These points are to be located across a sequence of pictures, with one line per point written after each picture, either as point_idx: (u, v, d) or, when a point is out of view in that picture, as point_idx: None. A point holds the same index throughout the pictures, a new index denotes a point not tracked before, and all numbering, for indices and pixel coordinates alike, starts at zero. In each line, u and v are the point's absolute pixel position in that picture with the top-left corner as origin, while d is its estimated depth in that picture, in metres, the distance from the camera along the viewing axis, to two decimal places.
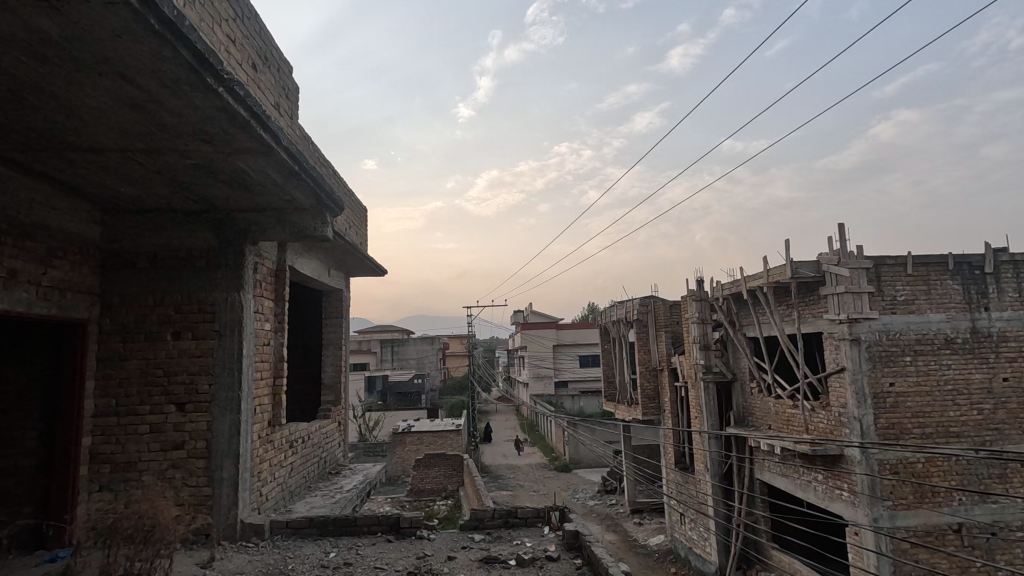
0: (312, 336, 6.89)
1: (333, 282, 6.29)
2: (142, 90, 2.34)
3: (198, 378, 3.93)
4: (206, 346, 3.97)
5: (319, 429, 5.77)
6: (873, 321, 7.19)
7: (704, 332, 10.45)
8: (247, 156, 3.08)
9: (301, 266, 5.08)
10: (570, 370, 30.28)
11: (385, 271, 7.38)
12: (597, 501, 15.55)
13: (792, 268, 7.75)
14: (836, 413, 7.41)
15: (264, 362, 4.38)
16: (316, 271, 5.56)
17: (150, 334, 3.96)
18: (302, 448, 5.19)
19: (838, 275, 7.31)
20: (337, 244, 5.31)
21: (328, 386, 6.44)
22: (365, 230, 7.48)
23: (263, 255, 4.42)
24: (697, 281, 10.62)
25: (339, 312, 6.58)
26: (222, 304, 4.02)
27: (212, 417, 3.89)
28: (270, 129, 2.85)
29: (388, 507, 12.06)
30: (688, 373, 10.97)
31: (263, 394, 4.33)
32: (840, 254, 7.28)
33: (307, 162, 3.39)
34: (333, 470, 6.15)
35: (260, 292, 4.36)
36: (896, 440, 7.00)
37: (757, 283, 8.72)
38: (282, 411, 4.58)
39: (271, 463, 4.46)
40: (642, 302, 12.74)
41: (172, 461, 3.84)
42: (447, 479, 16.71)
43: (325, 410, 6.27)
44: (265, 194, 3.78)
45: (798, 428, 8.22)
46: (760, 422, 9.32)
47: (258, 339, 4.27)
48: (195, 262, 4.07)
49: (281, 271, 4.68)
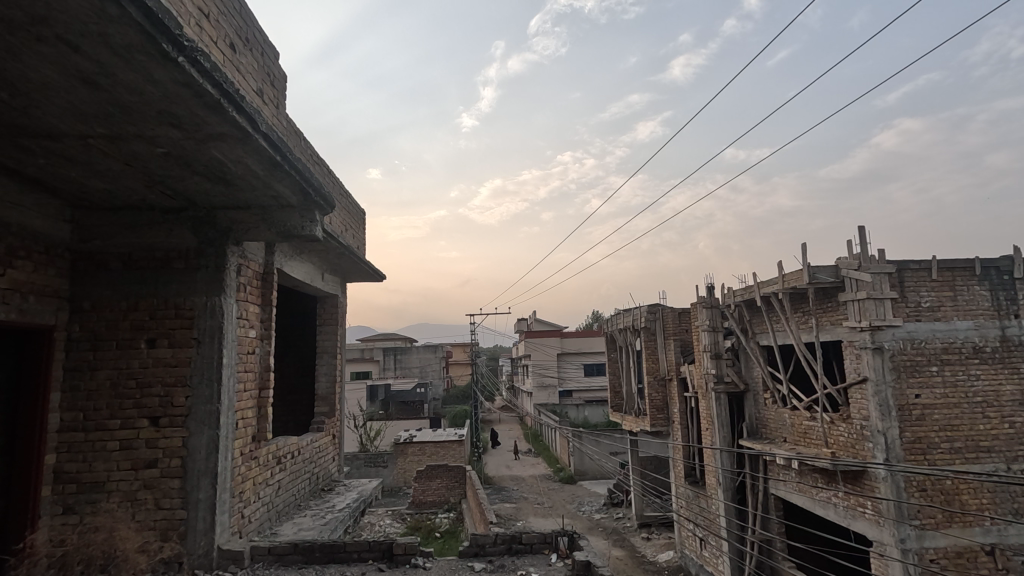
0: (306, 343, 6.57)
1: (327, 287, 5.97)
2: (91, 60, 2.04)
3: (174, 390, 3.60)
4: (183, 355, 3.64)
5: (311, 443, 5.45)
6: (896, 328, 6.82)
7: (715, 340, 10.10)
8: (221, 143, 2.78)
9: (292, 269, 4.77)
10: (575, 380, 29.84)
11: (384, 275, 7.08)
12: (604, 514, 15.13)
13: (809, 274, 7.40)
14: (858, 427, 7.03)
15: (249, 372, 4.06)
16: (308, 275, 5.25)
17: (123, 342, 3.64)
18: (291, 464, 4.86)
19: (858, 280, 6.95)
20: (331, 245, 5.00)
21: (322, 397, 6.11)
22: (363, 233, 7.19)
23: (248, 256, 4.11)
24: (707, 287, 10.28)
25: (335, 319, 6.27)
26: (202, 309, 3.70)
27: (188, 433, 3.56)
28: (245, 110, 2.54)
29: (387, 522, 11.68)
30: (699, 383, 10.61)
31: (247, 406, 4.00)
32: (860, 258, 6.93)
33: (291, 152, 3.09)
34: (327, 486, 5.81)
35: (244, 297, 4.04)
36: (922, 455, 6.61)
37: (771, 289, 8.36)
38: (269, 425, 4.25)
39: (256, 482, 4.13)
40: (649, 309, 12.37)
41: (144, 481, 3.50)
42: (449, 491, 16.30)
43: (319, 422, 5.94)
44: (247, 189, 3.47)
45: (817, 441, 7.83)
46: (775, 434, 8.91)
47: (240, 347, 3.95)
48: (173, 263, 3.74)
49: (268, 274, 4.37)
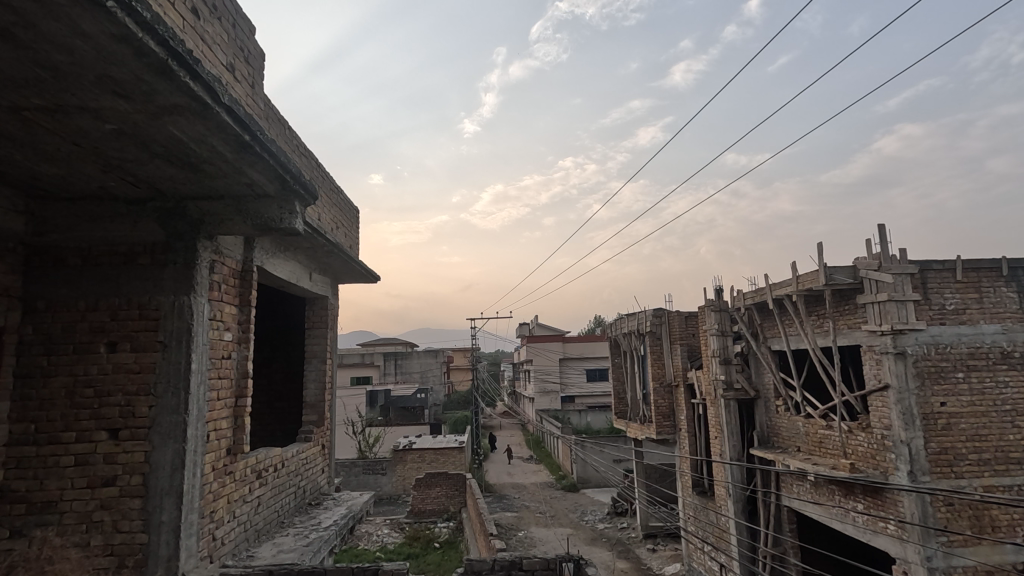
0: (295, 348, 6.22)
1: (316, 288, 5.63)
2: (5, 8, 1.70)
3: (136, 399, 3.24)
4: (147, 361, 3.28)
5: (297, 455, 5.09)
6: (920, 333, 6.44)
7: (724, 345, 9.73)
8: (179, 117, 2.42)
9: (274, 267, 4.42)
10: (577, 385, 29.44)
11: (378, 276, 6.74)
12: (608, 524, 14.71)
13: (826, 275, 7.03)
14: (879, 437, 6.65)
15: (223, 378, 3.70)
16: (294, 274, 4.91)
17: (80, 347, 3.28)
18: (273, 478, 4.50)
19: (878, 281, 6.58)
20: (317, 242, 4.66)
21: (311, 405, 5.75)
22: (356, 232, 6.85)
23: (223, 252, 3.75)
24: (715, 290, 9.92)
25: (325, 321, 5.93)
26: (168, 309, 3.34)
27: (151, 447, 3.19)
28: (200, 76, 2.19)
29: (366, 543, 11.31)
30: (707, 390, 10.22)
31: (221, 416, 3.64)
32: (880, 258, 6.58)
33: (262, 132, 2.73)
34: (314, 500, 5.43)
35: (218, 296, 3.68)
36: (949, 467, 6.21)
37: (784, 292, 8.00)
38: (246, 437, 3.88)
39: (231, 499, 3.77)
40: (655, 313, 12.00)
41: (101, 501, 3.14)
42: (449, 500, 15.88)
43: (306, 432, 5.57)
44: (217, 176, 3.12)
45: (834, 452, 7.45)
46: (788, 444, 8.53)
47: (213, 351, 3.59)
48: (138, 259, 3.39)
49: (247, 272, 4.02)
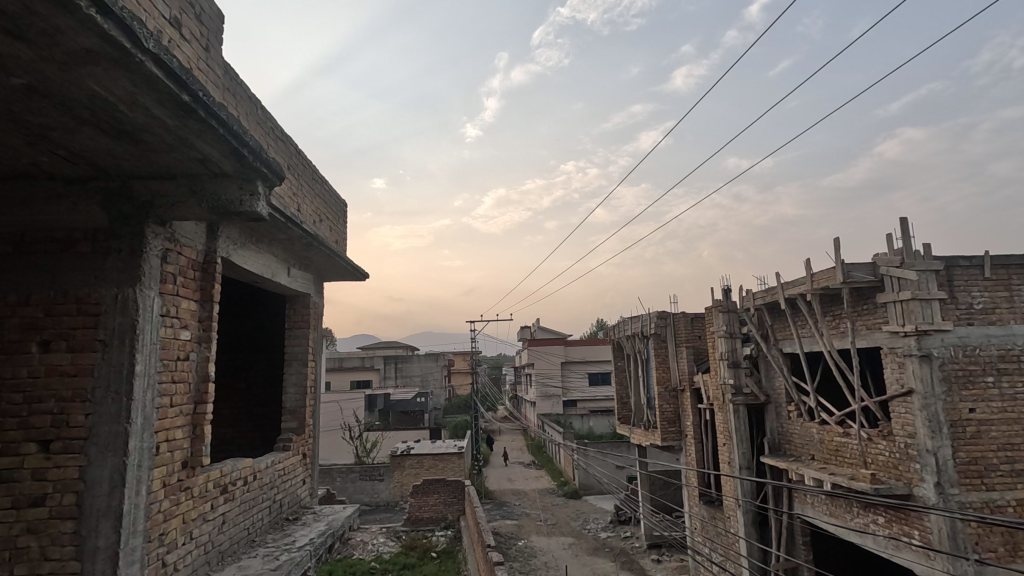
0: (275, 350, 5.81)
1: (296, 284, 5.22)
2: None
3: (71, 407, 2.82)
4: (84, 362, 2.86)
5: (272, 466, 4.66)
6: (946, 333, 5.99)
7: (733, 348, 9.29)
8: (94, 67, 2.01)
9: (243, 260, 4.02)
10: (579, 390, 28.98)
11: (365, 274, 6.33)
12: (610, 533, 14.25)
13: (844, 272, 6.60)
14: (902, 446, 6.21)
15: (179, 383, 3.29)
16: (267, 268, 4.50)
17: (10, 347, 2.87)
18: (241, 492, 4.08)
19: (901, 278, 6.14)
20: (291, 230, 4.25)
21: (290, 411, 5.33)
22: (343, 227, 6.45)
23: (179, 241, 3.34)
24: (723, 290, 9.49)
25: (307, 320, 5.53)
26: (110, 304, 2.92)
27: (87, 462, 2.77)
28: (112, 12, 1.78)
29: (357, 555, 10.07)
30: (714, 395, 9.77)
31: (175, 425, 3.23)
32: (902, 254, 6.14)
33: (205, 91, 2.32)
34: (292, 515, 4.99)
35: (173, 290, 3.27)
36: (980, 479, 5.74)
37: (797, 291, 7.55)
38: (206, 447, 3.47)
39: (187, 518, 3.35)
40: (659, 315, 11.57)
41: (28, 524, 2.72)
42: (447, 507, 15.41)
43: (285, 441, 5.15)
44: (162, 149, 2.71)
45: (853, 461, 7.00)
46: (801, 451, 8.08)
47: (166, 351, 3.18)
48: (77, 247, 2.98)
49: (209, 264, 3.61)
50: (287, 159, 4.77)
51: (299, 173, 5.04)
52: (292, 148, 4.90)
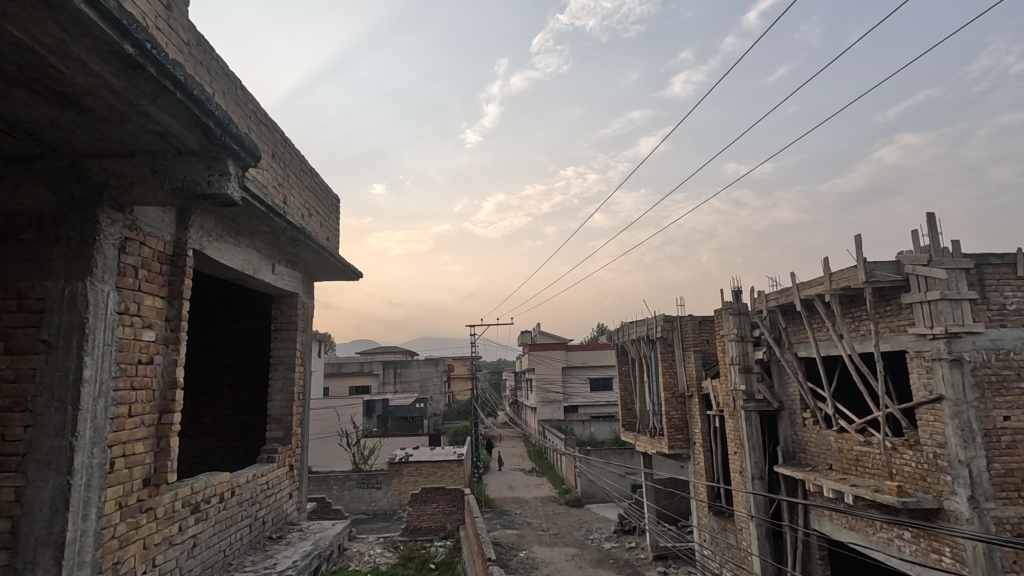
0: (262, 355, 5.44)
1: (282, 283, 4.84)
2: None
3: (6, 418, 2.42)
4: (25, 367, 2.47)
5: (254, 480, 4.26)
6: (978, 336, 5.59)
7: (744, 352, 8.90)
8: (9, 4, 1.63)
9: (220, 254, 3.66)
10: (580, 395, 28.57)
11: (359, 274, 5.96)
12: (614, 543, 13.84)
13: (866, 271, 6.22)
14: (931, 456, 5.83)
15: (139, 390, 2.90)
16: (248, 263, 4.12)
17: None
18: (216, 510, 3.68)
19: (929, 278, 5.77)
20: (273, 221, 3.88)
21: (276, 420, 4.94)
22: (334, 223, 6.09)
23: (142, 229, 2.96)
24: (733, 291, 9.12)
25: (295, 322, 5.15)
26: (55, 299, 2.53)
27: (24, 482, 2.38)
28: None
29: (353, 569, 9.62)
30: (724, 402, 9.38)
31: (135, 439, 2.84)
32: (930, 251, 5.77)
33: (153, 42, 1.95)
34: (275, 533, 4.58)
35: (133, 284, 2.89)
36: (1018, 493, 5.31)
37: (813, 291, 7.17)
38: (172, 462, 3.08)
39: (149, 543, 2.96)
40: (665, 318, 11.17)
41: None
42: (446, 517, 14.97)
43: (269, 452, 4.76)
44: (112, 120, 2.33)
45: (875, 472, 6.61)
46: (817, 461, 7.68)
47: (123, 354, 2.79)
48: (21, 234, 2.60)
49: (179, 257, 3.23)
50: (272, 147, 4.40)
51: (285, 162, 4.67)
52: (278, 136, 4.54)
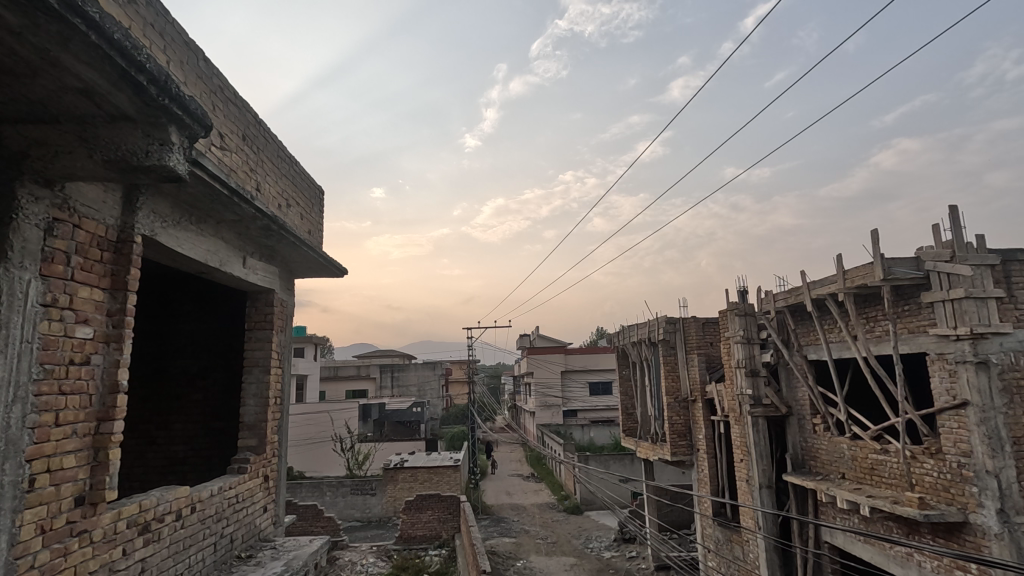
0: (235, 356, 5.04)
1: (256, 278, 4.46)
2: None
3: None
4: None
5: (219, 493, 3.85)
6: (1006, 337, 5.21)
7: (751, 354, 8.50)
8: None
9: (177, 242, 3.29)
10: (580, 399, 28.22)
11: (343, 271, 5.58)
12: (614, 552, 13.43)
13: (884, 268, 5.83)
14: (954, 466, 5.44)
15: (68, 395, 2.50)
16: (213, 254, 3.73)
17: None
18: (170, 529, 3.28)
19: (953, 275, 5.40)
20: (239, 206, 3.50)
21: (249, 427, 4.55)
22: (317, 217, 5.71)
23: (76, 209, 2.58)
24: (740, 291, 8.74)
25: (271, 320, 4.77)
26: None
27: None
28: None
29: None
30: (730, 407, 8.99)
31: (62, 451, 2.45)
32: (953, 246, 5.40)
33: None
34: (245, 552, 4.17)
35: (63, 272, 2.51)
36: None
37: (825, 290, 6.78)
38: (112, 477, 2.69)
39: (82, 572, 2.56)
40: (668, 320, 10.80)
41: None
42: (441, 524, 14.51)
43: (240, 463, 4.36)
44: (21, 73, 1.94)
45: (892, 482, 6.23)
46: (829, 470, 7.30)
47: (49, 354, 2.40)
48: None
49: (126, 243, 2.85)
50: (242, 128, 4.01)
51: (258, 146, 4.29)
52: (249, 117, 4.16)
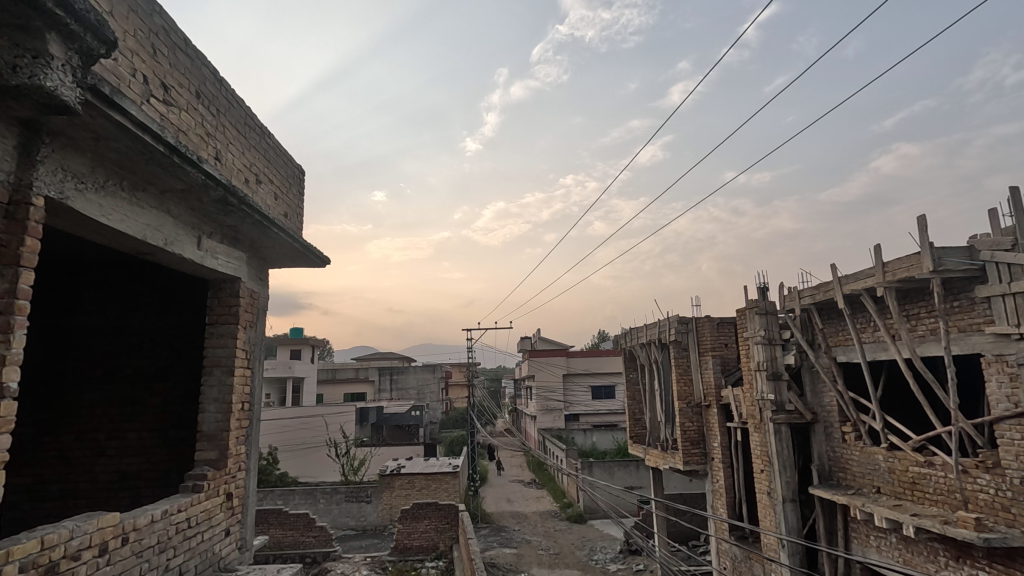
0: (195, 356, 4.43)
1: (217, 264, 3.82)
2: None
3: None
4: None
5: (163, 520, 3.20)
6: None
7: (772, 356, 7.83)
8: None
9: (99, 211, 2.65)
10: (582, 403, 27.58)
11: (323, 259, 4.95)
12: (621, 565, 12.77)
13: (933, 258, 5.17)
14: (1017, 483, 4.77)
15: None
16: (155, 229, 3.10)
17: None
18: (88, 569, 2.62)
19: (1015, 265, 4.74)
20: (183, 171, 2.87)
21: (207, 437, 3.90)
22: (295, 199, 5.09)
23: None
24: (760, 288, 8.08)
25: (236, 314, 4.12)
26: None
27: None
28: None
29: None
30: (748, 413, 8.32)
31: None
32: (1015, 233, 4.74)
33: None
34: None
35: None
36: None
37: (860, 285, 6.11)
38: None
39: None
40: (680, 320, 10.14)
41: None
42: (439, 535, 13.80)
43: (195, 479, 3.71)
44: None
45: (938, 498, 5.57)
46: (861, 483, 6.64)
47: None
48: None
49: (21, 205, 2.23)
50: (195, 84, 3.39)
51: (218, 106, 3.65)
52: (207, 72, 3.54)
